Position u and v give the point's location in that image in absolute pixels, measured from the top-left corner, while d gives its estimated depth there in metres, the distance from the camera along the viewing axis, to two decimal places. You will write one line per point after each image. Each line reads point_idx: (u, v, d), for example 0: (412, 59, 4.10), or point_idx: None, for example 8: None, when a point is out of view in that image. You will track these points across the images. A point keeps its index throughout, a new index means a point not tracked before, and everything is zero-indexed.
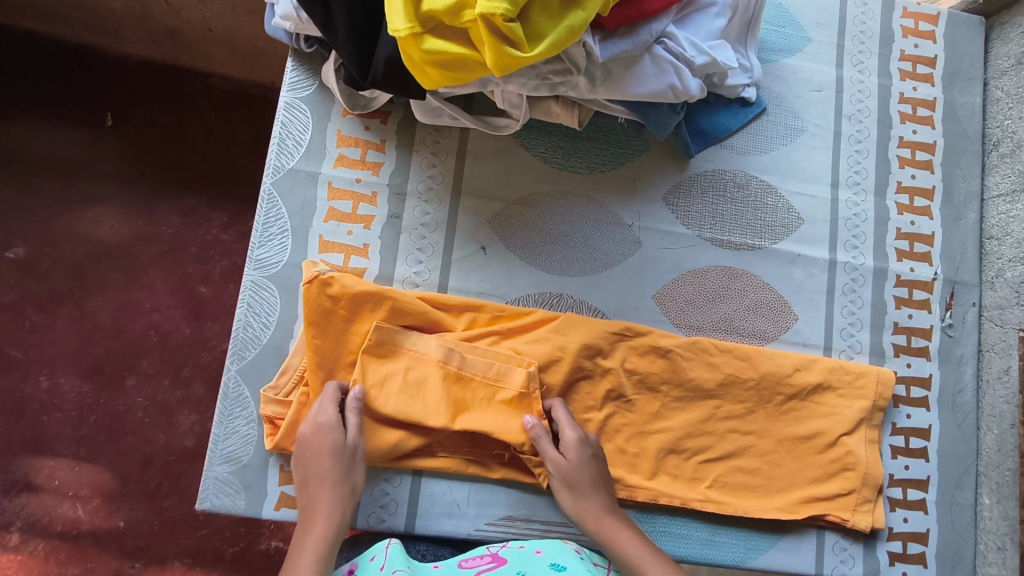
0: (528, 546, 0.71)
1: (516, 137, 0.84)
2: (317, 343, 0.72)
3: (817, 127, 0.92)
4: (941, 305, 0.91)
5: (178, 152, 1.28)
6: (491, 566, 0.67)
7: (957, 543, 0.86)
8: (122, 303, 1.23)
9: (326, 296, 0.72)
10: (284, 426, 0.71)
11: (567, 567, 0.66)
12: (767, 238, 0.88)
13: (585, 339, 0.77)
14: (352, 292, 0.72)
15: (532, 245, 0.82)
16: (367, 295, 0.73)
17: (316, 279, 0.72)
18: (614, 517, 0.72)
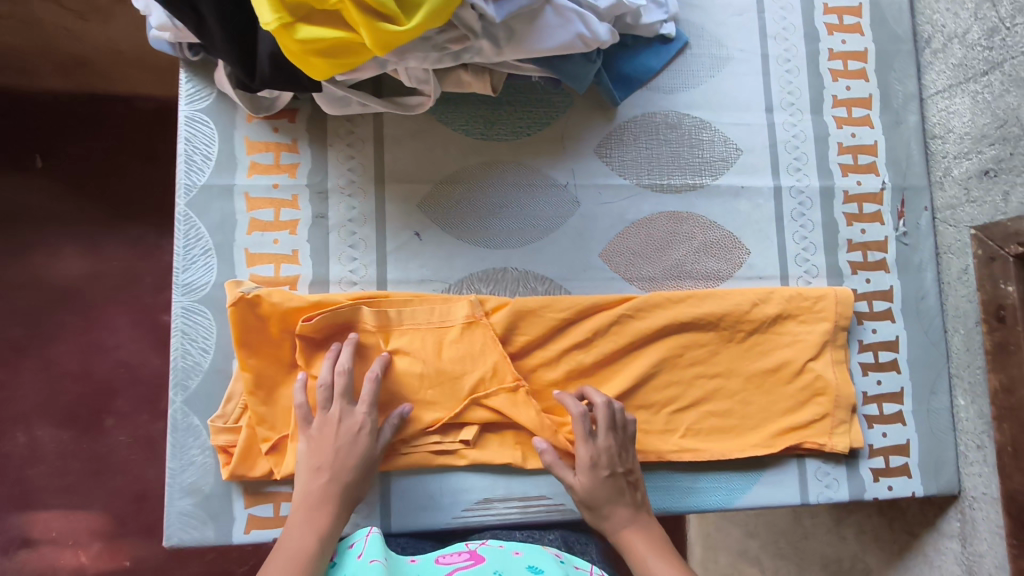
0: (507, 547, 0.69)
1: (433, 113, 0.81)
2: (252, 362, 0.71)
3: (743, 53, 0.89)
4: (894, 214, 0.89)
5: (108, 181, 1.23)
6: (467, 565, 0.64)
7: (938, 448, 0.86)
8: (85, 345, 1.20)
9: (254, 315, 0.71)
10: (239, 454, 0.71)
11: (544, 569, 0.63)
12: (708, 174, 0.85)
13: (525, 311, 0.76)
14: (279, 308, 0.71)
15: (467, 223, 0.80)
16: (298, 312, 0.71)
17: (241, 299, 0.69)
18: (638, 527, 0.70)
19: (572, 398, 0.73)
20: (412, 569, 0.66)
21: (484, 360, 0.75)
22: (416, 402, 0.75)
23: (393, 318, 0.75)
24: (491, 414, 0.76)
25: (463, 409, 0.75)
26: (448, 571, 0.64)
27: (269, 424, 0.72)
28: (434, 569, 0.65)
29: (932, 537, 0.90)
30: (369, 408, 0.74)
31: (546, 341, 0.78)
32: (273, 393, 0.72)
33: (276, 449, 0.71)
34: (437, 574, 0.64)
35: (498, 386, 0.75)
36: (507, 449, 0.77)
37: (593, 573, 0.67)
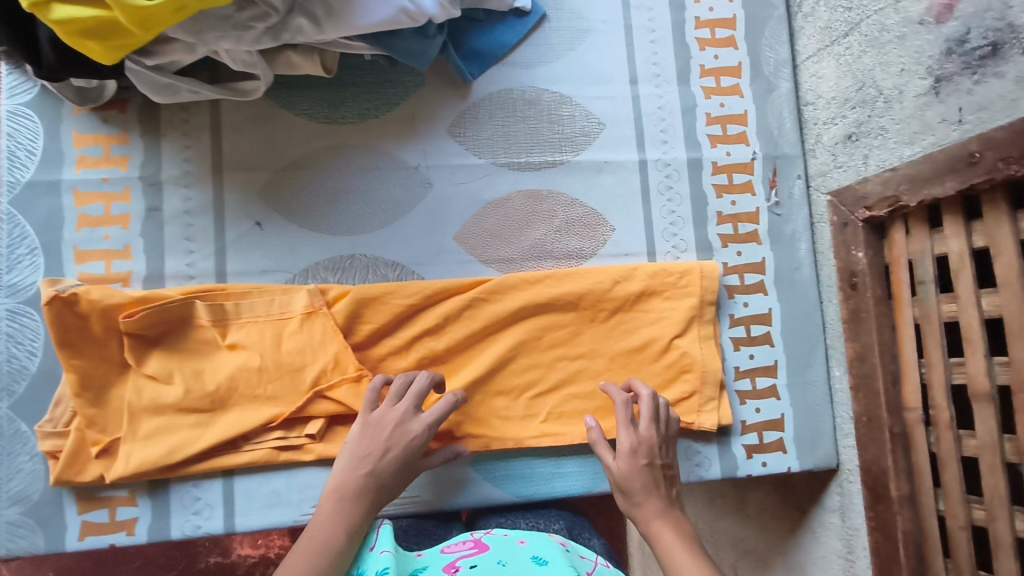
0: (513, 535, 0.69)
1: (273, 98, 0.77)
2: (77, 363, 0.70)
3: (605, 24, 0.85)
4: (765, 184, 0.87)
5: None
6: (470, 553, 0.64)
7: (815, 422, 0.85)
8: None
9: (74, 315, 0.69)
10: (65, 459, 0.69)
11: (548, 558, 0.62)
12: (569, 151, 0.83)
13: (367, 299, 0.74)
14: (99, 304, 0.69)
15: (312, 211, 0.77)
16: (121, 309, 0.70)
17: (55, 298, 0.67)
18: (665, 516, 0.67)
19: (617, 390, 0.75)
20: (417, 561, 0.65)
21: (326, 349, 0.74)
22: (256, 397, 0.73)
23: (231, 311, 0.73)
24: (336, 406, 0.74)
25: (306, 403, 0.74)
26: (451, 560, 0.64)
27: (101, 426, 0.71)
28: (438, 558, 0.65)
29: (819, 511, 0.90)
30: (206, 405, 0.72)
31: (395, 329, 0.76)
32: (104, 394, 0.71)
33: (109, 447, 0.71)
34: (441, 564, 0.64)
35: (341, 377, 0.74)
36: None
37: (596, 562, 0.68)
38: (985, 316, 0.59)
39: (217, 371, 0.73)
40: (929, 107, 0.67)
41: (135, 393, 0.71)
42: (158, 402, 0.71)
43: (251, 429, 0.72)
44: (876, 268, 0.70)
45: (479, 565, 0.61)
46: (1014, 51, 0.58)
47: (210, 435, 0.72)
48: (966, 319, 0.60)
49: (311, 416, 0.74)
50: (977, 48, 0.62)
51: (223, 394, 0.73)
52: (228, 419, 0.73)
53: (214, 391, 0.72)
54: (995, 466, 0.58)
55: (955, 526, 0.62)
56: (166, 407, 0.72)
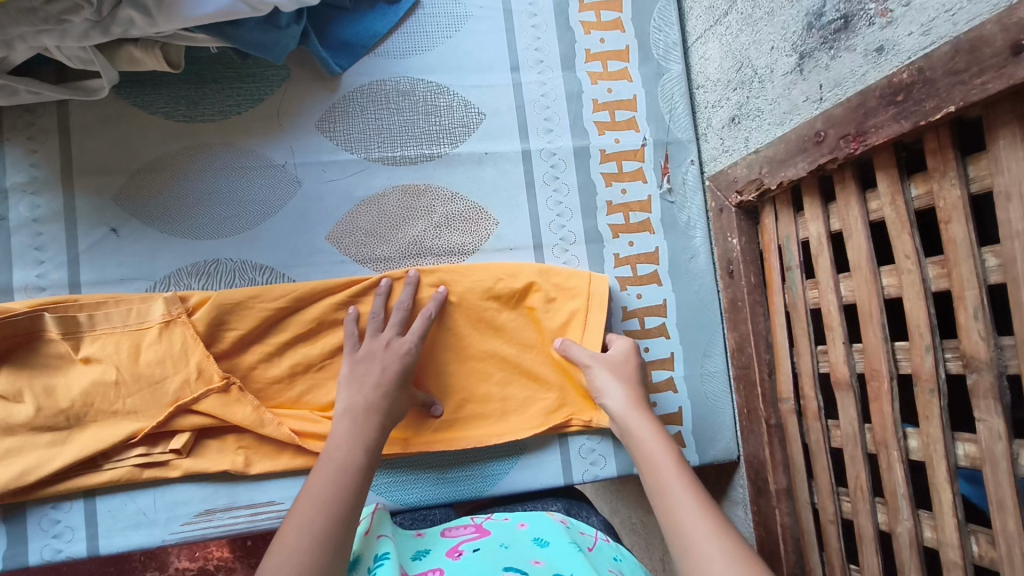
0: (514, 519, 0.67)
1: (125, 97, 0.73)
2: None
3: (483, 10, 0.82)
4: (657, 171, 0.84)
5: None
6: (472, 538, 0.62)
7: (715, 414, 0.82)
8: None
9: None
10: None
11: (551, 540, 0.61)
12: (448, 143, 0.80)
13: (229, 305, 0.68)
14: None
15: (172, 214, 0.73)
16: None
17: None
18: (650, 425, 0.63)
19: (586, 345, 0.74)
20: (418, 545, 0.63)
21: (188, 362, 0.68)
22: (115, 412, 0.68)
23: (85, 323, 0.67)
24: (205, 419, 0.69)
25: (169, 417, 0.68)
26: (453, 544, 0.62)
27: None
28: (440, 541, 0.63)
29: (726, 505, 0.87)
30: (58, 425, 0.67)
31: (263, 336, 0.71)
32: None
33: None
34: (444, 547, 0.62)
35: (205, 388, 0.69)
36: (228, 454, 0.71)
37: (598, 537, 0.66)
38: (844, 301, 0.56)
39: (70, 391, 0.67)
40: (795, 85, 0.65)
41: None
42: (9, 421, 0.66)
43: (109, 446, 0.67)
44: (750, 254, 0.68)
45: (482, 548, 0.59)
46: (862, 23, 0.55)
47: (65, 454, 0.66)
48: (827, 306, 0.58)
49: (175, 431, 0.69)
50: (832, 21, 0.59)
51: (77, 413, 0.67)
52: (85, 436, 0.67)
53: (68, 408, 0.67)
54: (856, 457, 0.55)
55: (826, 519, 0.60)
56: (17, 426, 0.66)
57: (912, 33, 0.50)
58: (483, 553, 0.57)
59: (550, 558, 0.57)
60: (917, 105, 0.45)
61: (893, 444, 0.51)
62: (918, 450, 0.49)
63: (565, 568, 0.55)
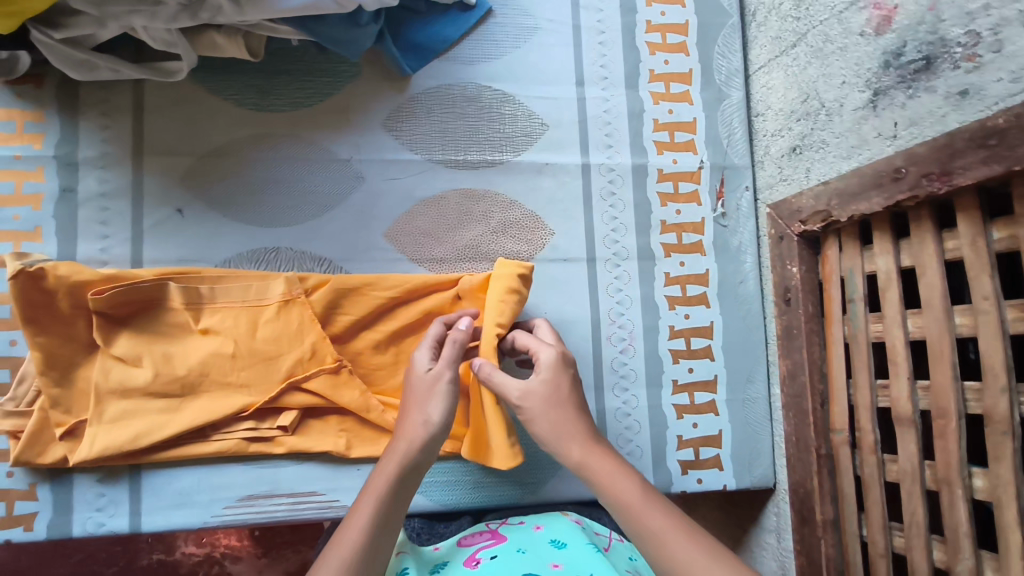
0: (529, 522, 0.67)
1: (199, 81, 0.74)
2: (41, 342, 0.65)
3: (552, 23, 0.83)
4: (712, 195, 0.85)
5: None
6: (490, 544, 0.62)
7: (754, 439, 0.83)
8: None
9: (39, 291, 0.64)
10: (25, 439, 0.66)
11: (567, 542, 0.61)
12: (509, 150, 0.80)
13: (329, 292, 0.70)
14: (68, 281, 0.65)
15: (236, 199, 0.74)
16: (89, 286, 0.65)
17: (21, 271, 0.62)
18: (610, 454, 0.54)
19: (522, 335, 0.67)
20: (434, 555, 0.63)
21: (306, 339, 0.69)
22: (227, 384, 0.69)
23: (205, 294, 0.68)
24: (313, 399, 0.71)
25: (279, 393, 0.70)
26: (471, 552, 0.62)
27: (65, 407, 0.67)
28: (457, 550, 0.63)
29: (755, 530, 0.87)
30: (164, 397, 0.68)
31: (371, 324, 0.72)
32: (70, 373, 0.67)
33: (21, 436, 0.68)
34: (462, 556, 0.62)
35: (318, 368, 0.70)
36: (329, 436, 0.72)
37: (612, 539, 0.67)
38: (910, 337, 0.57)
39: (184, 364, 0.68)
40: (865, 121, 0.66)
41: (101, 374, 0.66)
42: (125, 385, 0.67)
43: (220, 418, 0.68)
44: (809, 283, 0.68)
45: (500, 555, 0.59)
46: (945, 66, 0.56)
47: (178, 422, 0.68)
48: (892, 341, 0.58)
49: (275, 408, 0.70)
50: (911, 62, 0.60)
51: (185, 382, 0.68)
52: (198, 405, 0.68)
53: (184, 376, 0.68)
54: (913, 493, 0.56)
55: (875, 552, 0.60)
56: (133, 390, 0.67)
57: (1000, 80, 0.51)
58: (499, 561, 0.58)
59: (568, 560, 0.57)
60: (1012, 151, 0.46)
61: (957, 482, 0.51)
62: (984, 490, 0.50)
63: (586, 570, 0.55)
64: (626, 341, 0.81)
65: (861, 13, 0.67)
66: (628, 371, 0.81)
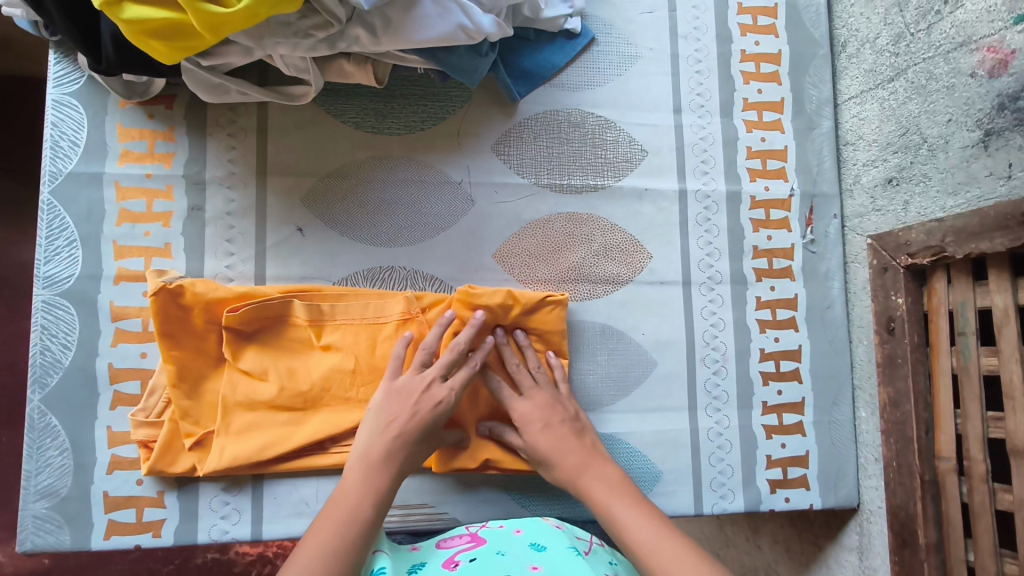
0: (509, 526, 0.69)
1: (320, 105, 0.77)
2: (175, 355, 0.68)
3: (653, 52, 0.86)
4: (802, 222, 0.87)
5: (31, 157, 1.09)
6: (468, 547, 0.65)
7: (839, 459, 0.85)
8: (8, 334, 1.09)
9: (177, 306, 0.68)
10: (157, 449, 0.69)
11: (547, 546, 0.63)
12: (610, 175, 0.83)
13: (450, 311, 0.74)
14: (204, 298, 0.68)
15: (354, 219, 0.77)
16: (223, 303, 0.69)
17: (162, 288, 0.66)
18: (596, 471, 0.68)
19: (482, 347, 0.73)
20: (413, 557, 0.65)
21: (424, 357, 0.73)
22: (348, 399, 0.72)
23: (326, 311, 0.72)
24: None
25: None
26: (449, 555, 0.64)
27: (194, 418, 0.70)
28: (436, 553, 0.65)
29: (834, 548, 0.89)
30: (287, 411, 0.71)
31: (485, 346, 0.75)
32: (199, 386, 0.70)
33: (150, 446, 0.70)
34: (440, 559, 0.64)
35: None
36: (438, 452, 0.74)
37: (592, 543, 0.67)
38: None
39: (307, 379, 0.71)
40: (975, 160, 0.68)
41: (229, 387, 0.70)
42: (252, 398, 0.70)
43: (342, 432, 0.71)
44: (915, 314, 0.71)
45: (479, 556, 0.61)
46: None
47: (302, 435, 0.70)
48: (1007, 375, 0.61)
49: None
50: None
51: (307, 397, 0.71)
52: (320, 419, 0.71)
53: (307, 390, 0.71)
54: None
55: None
56: (259, 403, 0.70)
57: None
58: (480, 564, 0.59)
59: (546, 562, 0.59)
60: None
61: None
62: None
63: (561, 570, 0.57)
64: (719, 363, 0.84)
65: (972, 55, 0.69)
66: (721, 392, 0.83)
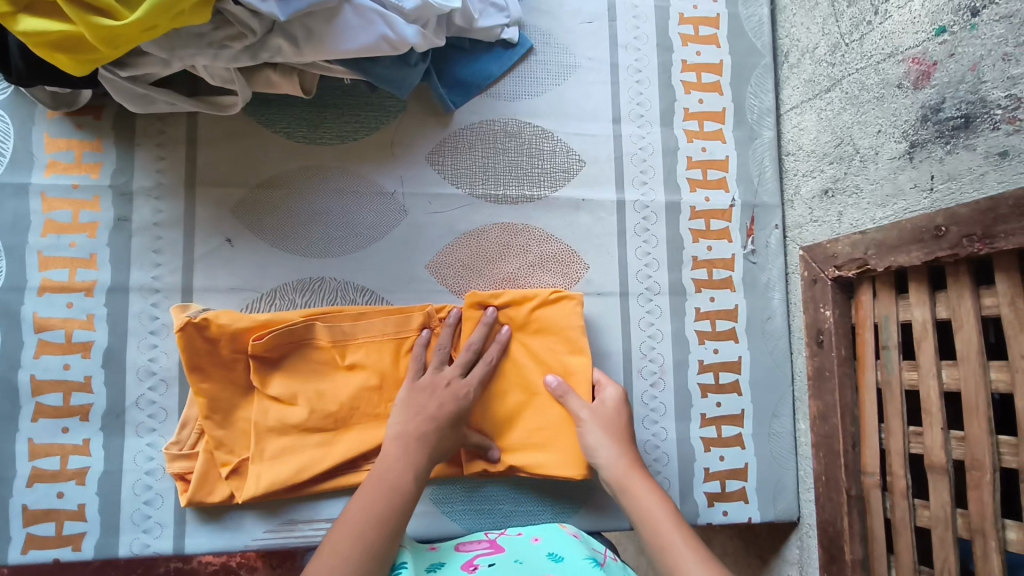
0: (527, 533, 0.69)
1: (250, 115, 0.77)
2: (205, 387, 0.68)
3: (592, 61, 0.86)
4: (742, 232, 0.87)
5: None
6: (487, 552, 0.65)
7: (779, 472, 0.84)
8: None
9: (203, 339, 0.67)
10: (195, 480, 0.70)
11: (564, 556, 0.63)
12: (547, 186, 0.83)
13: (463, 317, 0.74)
14: (229, 328, 0.67)
15: (284, 230, 0.76)
16: (248, 331, 0.68)
17: (188, 322, 0.66)
18: (643, 476, 0.67)
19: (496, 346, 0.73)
20: (431, 556, 0.66)
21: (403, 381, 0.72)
22: (376, 415, 0.72)
23: (348, 331, 0.71)
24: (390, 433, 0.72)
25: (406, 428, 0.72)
26: (468, 557, 0.65)
27: (229, 447, 0.70)
28: (454, 555, 0.66)
29: (777, 561, 0.88)
30: (321, 435, 0.70)
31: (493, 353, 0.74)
32: (231, 415, 0.70)
33: (186, 478, 0.71)
34: (458, 560, 0.65)
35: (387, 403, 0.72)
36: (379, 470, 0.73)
37: (608, 556, 0.66)
38: (943, 387, 0.59)
39: (337, 400, 0.70)
40: (902, 171, 0.67)
41: (261, 414, 0.69)
42: (283, 423, 0.69)
43: (372, 448, 0.71)
44: (843, 326, 0.71)
45: (497, 563, 0.62)
46: (984, 125, 0.58)
47: (336, 454, 0.70)
48: (925, 390, 0.60)
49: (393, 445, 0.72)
50: (950, 118, 0.62)
51: (340, 417, 0.70)
52: (351, 438, 0.71)
53: (336, 411, 0.70)
54: (945, 539, 0.57)
55: None
56: (290, 427, 0.69)
57: None
58: (497, 569, 0.60)
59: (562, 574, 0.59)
60: None
61: (990, 533, 0.53)
62: (1018, 542, 0.52)
63: None
64: (656, 374, 0.83)
65: (898, 66, 0.68)
66: (658, 404, 0.82)
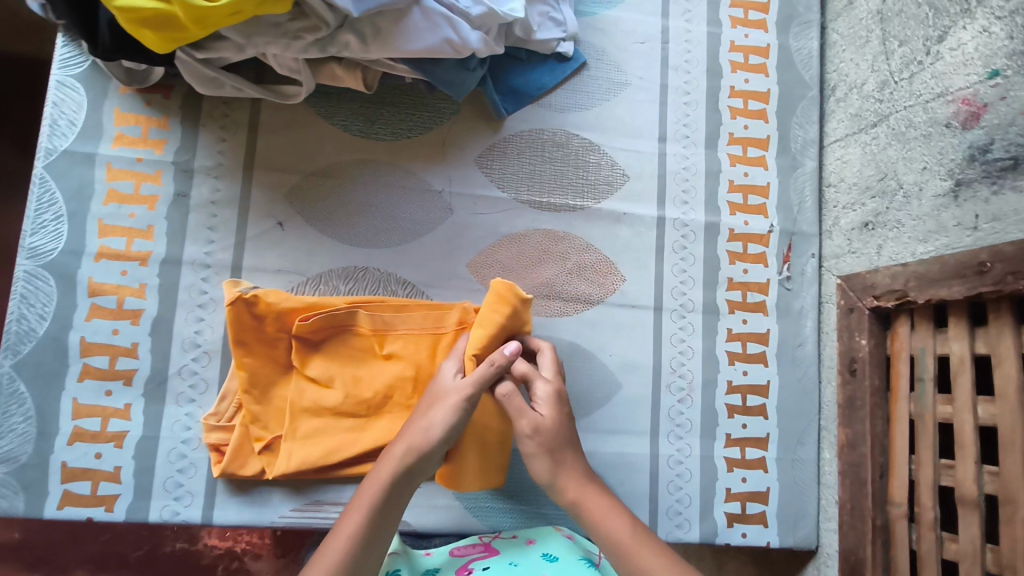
0: (522, 536, 0.71)
1: (311, 106, 0.79)
2: (247, 362, 0.70)
3: (642, 80, 0.88)
4: (779, 258, 0.88)
5: None
6: (482, 556, 0.67)
7: (800, 499, 0.84)
8: None
9: (250, 315, 0.69)
10: (229, 452, 0.71)
11: (558, 556, 0.66)
12: (590, 198, 0.84)
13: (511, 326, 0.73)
14: (276, 308, 0.69)
15: (334, 219, 0.79)
16: (293, 312, 0.70)
17: (238, 297, 0.68)
18: (608, 498, 0.62)
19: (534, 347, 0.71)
20: (428, 562, 0.67)
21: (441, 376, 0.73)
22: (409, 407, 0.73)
23: (388, 321, 0.72)
24: None
25: None
26: (464, 563, 0.66)
27: (263, 424, 0.71)
28: (449, 560, 0.67)
29: None
30: (353, 421, 0.72)
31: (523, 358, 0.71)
32: (268, 392, 0.72)
33: (220, 450, 0.73)
34: (453, 565, 0.66)
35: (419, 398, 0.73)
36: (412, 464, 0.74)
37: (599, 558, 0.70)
38: (979, 422, 0.59)
39: (372, 387, 0.72)
40: (945, 208, 0.68)
41: (297, 394, 0.71)
42: (317, 405, 0.71)
43: None
44: (878, 357, 0.72)
45: (494, 566, 0.64)
46: None
47: (366, 441, 0.71)
48: (960, 424, 0.60)
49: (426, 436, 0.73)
50: (998, 159, 0.63)
51: (374, 404, 0.72)
52: (382, 427, 0.72)
53: (371, 398, 0.71)
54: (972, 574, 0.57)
55: None
56: (325, 409, 0.71)
57: None
58: None
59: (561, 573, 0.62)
60: None
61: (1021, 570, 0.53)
62: None
63: None
64: (684, 391, 0.84)
65: (947, 106, 0.69)
66: (684, 421, 0.83)
